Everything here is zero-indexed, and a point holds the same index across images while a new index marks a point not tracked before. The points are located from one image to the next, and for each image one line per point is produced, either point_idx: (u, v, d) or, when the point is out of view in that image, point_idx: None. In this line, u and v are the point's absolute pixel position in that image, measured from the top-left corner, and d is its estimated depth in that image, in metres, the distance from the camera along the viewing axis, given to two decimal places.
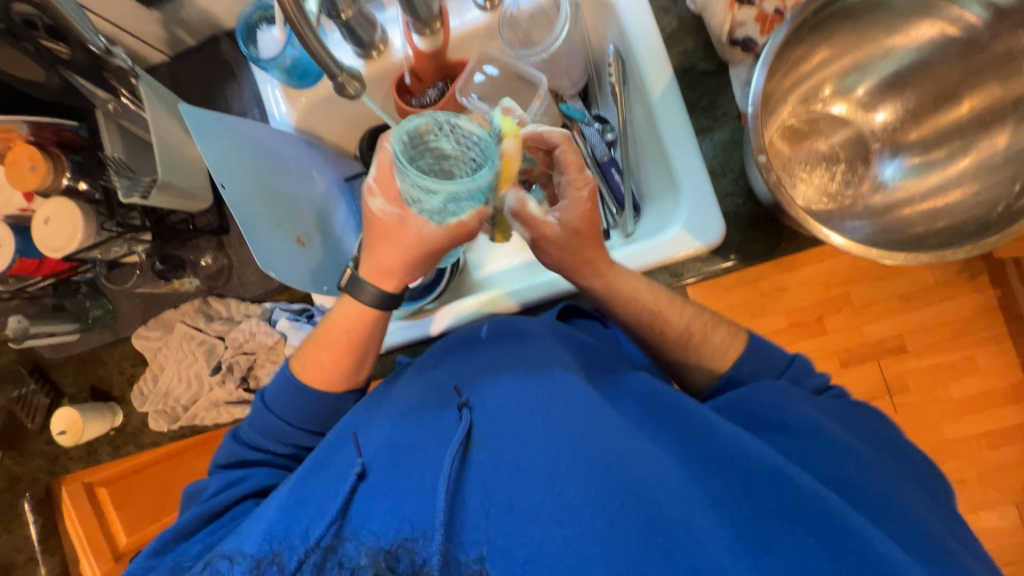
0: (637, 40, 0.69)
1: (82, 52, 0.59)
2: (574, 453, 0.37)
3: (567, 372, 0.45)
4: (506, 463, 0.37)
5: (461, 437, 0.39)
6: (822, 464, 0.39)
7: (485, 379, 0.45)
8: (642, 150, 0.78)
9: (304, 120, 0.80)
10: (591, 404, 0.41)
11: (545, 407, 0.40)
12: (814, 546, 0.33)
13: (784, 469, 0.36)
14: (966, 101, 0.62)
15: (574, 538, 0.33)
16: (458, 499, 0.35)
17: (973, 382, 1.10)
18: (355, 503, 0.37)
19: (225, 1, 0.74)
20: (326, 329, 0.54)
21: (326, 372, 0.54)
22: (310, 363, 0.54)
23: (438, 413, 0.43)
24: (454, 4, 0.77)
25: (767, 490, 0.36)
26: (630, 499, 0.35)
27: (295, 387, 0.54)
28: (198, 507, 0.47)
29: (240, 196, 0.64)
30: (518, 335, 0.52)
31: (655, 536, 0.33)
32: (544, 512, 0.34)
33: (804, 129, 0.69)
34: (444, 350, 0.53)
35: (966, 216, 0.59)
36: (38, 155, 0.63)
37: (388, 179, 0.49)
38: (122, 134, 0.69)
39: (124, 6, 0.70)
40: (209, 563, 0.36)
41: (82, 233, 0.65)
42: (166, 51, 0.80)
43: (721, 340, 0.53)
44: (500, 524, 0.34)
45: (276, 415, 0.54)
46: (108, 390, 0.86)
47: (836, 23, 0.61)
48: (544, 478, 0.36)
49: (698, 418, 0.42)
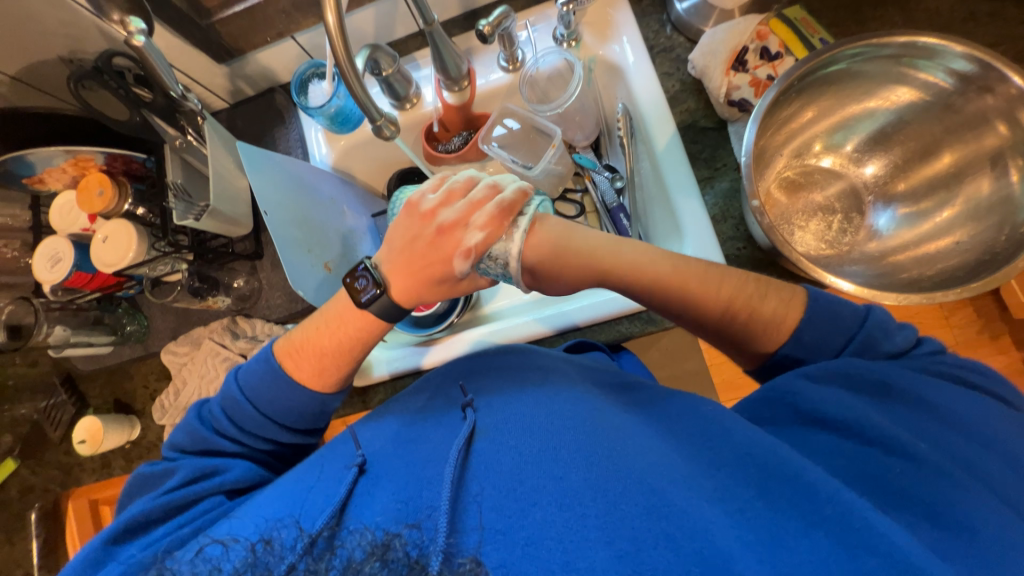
0: (642, 100, 0.77)
1: (160, 95, 0.70)
2: (576, 445, 0.39)
3: (569, 383, 0.48)
4: (507, 450, 0.39)
5: (465, 433, 0.42)
6: (858, 459, 0.39)
7: (490, 386, 0.49)
8: (648, 197, 0.84)
9: (341, 160, 0.89)
10: (591, 405, 0.44)
11: (546, 407, 0.43)
12: (828, 544, 0.32)
13: (799, 470, 0.37)
14: (945, 156, 0.66)
15: (574, 520, 0.34)
16: (462, 487, 0.37)
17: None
18: (359, 491, 0.40)
19: (284, 59, 0.86)
20: (330, 331, 0.55)
21: (319, 370, 0.55)
22: (304, 358, 0.55)
23: (448, 416, 0.47)
24: (480, 66, 0.86)
25: (781, 490, 0.36)
26: (631, 487, 0.36)
27: (285, 381, 0.54)
28: (160, 497, 0.47)
29: (279, 221, 0.70)
30: (515, 352, 0.55)
31: (658, 520, 0.33)
32: (546, 497, 0.35)
33: (800, 181, 0.74)
34: (454, 366, 0.56)
35: (958, 261, 0.61)
36: (108, 182, 0.73)
37: (482, 245, 0.52)
38: (183, 167, 0.77)
39: (201, 63, 0.81)
40: (204, 546, 0.37)
41: (134, 250, 0.71)
42: (227, 99, 0.91)
43: (765, 306, 0.50)
44: (499, 506, 0.35)
45: (253, 406, 0.54)
46: (130, 403, 0.90)
47: (820, 87, 0.67)
48: (546, 464, 0.38)
49: (715, 424, 0.43)
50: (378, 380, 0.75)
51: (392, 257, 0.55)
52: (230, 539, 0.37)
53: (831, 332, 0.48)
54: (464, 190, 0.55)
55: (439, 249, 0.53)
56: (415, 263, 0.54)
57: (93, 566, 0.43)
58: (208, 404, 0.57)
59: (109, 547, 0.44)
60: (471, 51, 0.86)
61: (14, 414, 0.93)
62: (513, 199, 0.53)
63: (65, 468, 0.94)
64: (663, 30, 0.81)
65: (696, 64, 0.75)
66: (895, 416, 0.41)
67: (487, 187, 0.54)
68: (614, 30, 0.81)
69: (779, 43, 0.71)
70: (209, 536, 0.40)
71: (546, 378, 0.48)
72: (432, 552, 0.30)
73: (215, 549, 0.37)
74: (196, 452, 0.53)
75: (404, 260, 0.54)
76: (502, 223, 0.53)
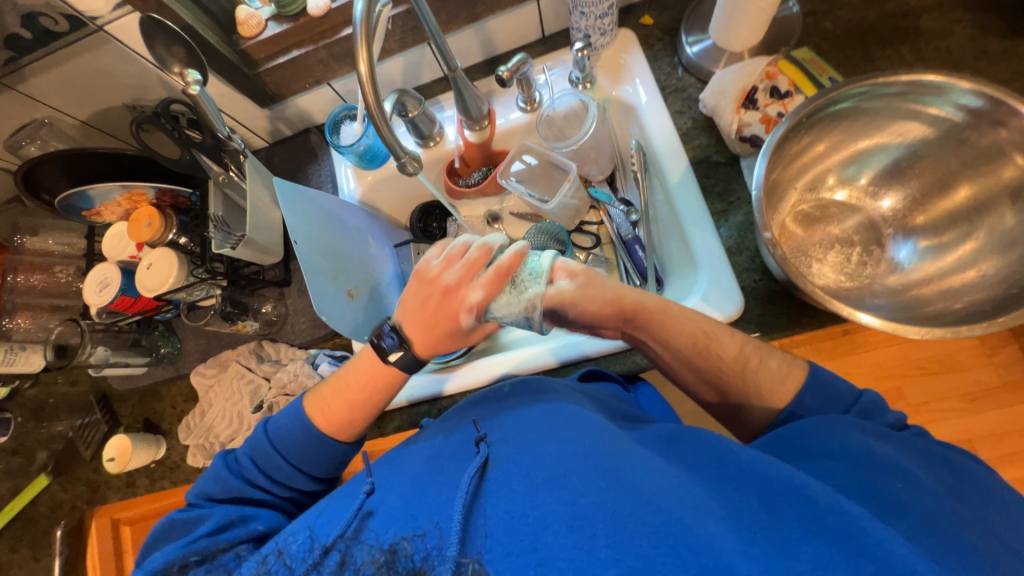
0: (654, 137, 0.80)
1: (209, 136, 0.76)
2: (585, 468, 0.38)
3: (578, 411, 0.47)
4: (519, 476, 0.39)
5: (477, 464, 0.42)
6: (867, 482, 0.37)
7: (502, 418, 0.49)
8: (663, 229, 0.85)
9: (368, 194, 0.94)
10: (600, 428, 0.44)
11: (554, 431, 0.43)
12: (834, 557, 0.31)
13: (802, 486, 0.35)
14: (962, 189, 0.66)
15: (584, 541, 0.33)
16: (473, 512, 0.38)
17: (1015, 470, 1.15)
18: (374, 520, 0.40)
19: (319, 103, 0.94)
20: (356, 385, 0.57)
21: (346, 425, 0.58)
22: (331, 415, 0.57)
23: (460, 448, 0.47)
24: (500, 106, 0.91)
25: (786, 504, 0.35)
26: (639, 508, 0.35)
27: (312, 434, 0.57)
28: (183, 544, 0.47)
29: (308, 251, 0.75)
30: (536, 387, 0.55)
31: (666, 539, 0.33)
32: (556, 519, 0.35)
33: (815, 214, 0.74)
34: (467, 403, 0.57)
35: (984, 295, 0.60)
36: (156, 215, 0.79)
37: (492, 281, 0.53)
38: (224, 201, 0.83)
39: (245, 107, 0.89)
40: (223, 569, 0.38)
41: (174, 276, 0.77)
42: (267, 139, 0.99)
43: (772, 361, 0.52)
44: (511, 529, 0.35)
45: (283, 455, 0.56)
46: (158, 422, 0.94)
47: (830, 122, 0.68)
48: (554, 488, 0.37)
49: (717, 443, 0.42)
50: (394, 407, 0.77)
51: (408, 314, 0.56)
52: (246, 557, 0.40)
53: (829, 400, 0.49)
54: (463, 252, 0.56)
55: (447, 301, 0.55)
56: (432, 326, 0.56)
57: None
58: (236, 457, 0.59)
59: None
60: (492, 94, 0.92)
61: (52, 431, 0.98)
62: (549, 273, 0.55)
63: (93, 485, 0.96)
64: (675, 71, 0.85)
65: (708, 103, 0.77)
66: (908, 457, 0.39)
67: (482, 250, 0.55)
68: (627, 73, 0.86)
69: (788, 81, 0.73)
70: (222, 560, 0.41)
71: (554, 405, 0.49)
72: (437, 564, 0.31)
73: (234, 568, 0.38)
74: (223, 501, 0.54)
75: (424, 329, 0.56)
76: (502, 284, 0.53)
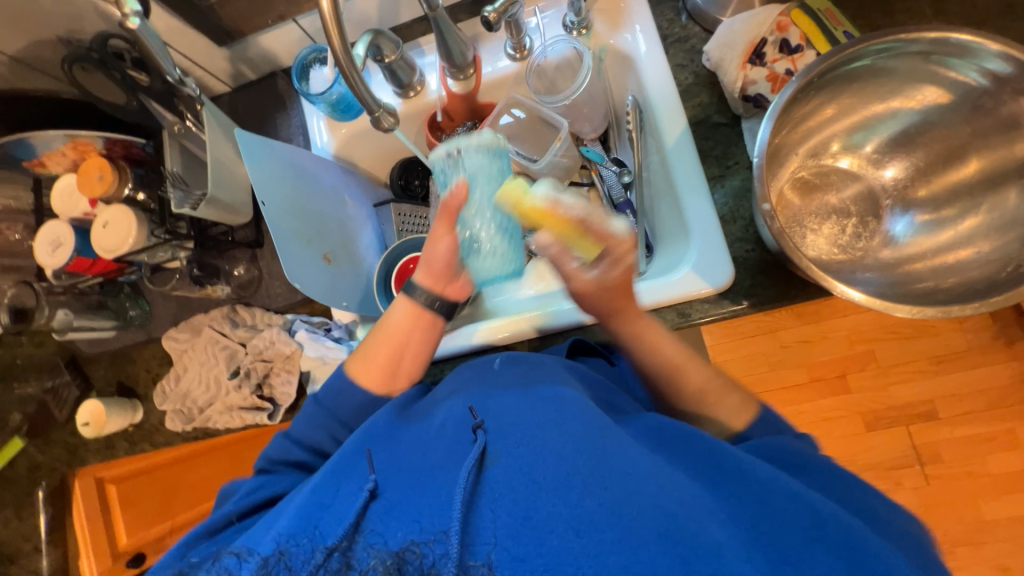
0: (653, 94, 0.75)
1: (158, 80, 0.69)
2: (589, 469, 0.39)
3: (575, 397, 0.47)
4: (521, 474, 0.40)
5: (475, 456, 0.42)
6: (851, 494, 0.43)
7: (498, 404, 0.48)
8: (656, 193, 0.82)
9: (343, 148, 0.87)
10: (602, 421, 0.44)
11: (556, 425, 0.43)
12: (831, 561, 0.34)
13: (801, 493, 0.38)
14: (970, 161, 0.63)
15: (592, 547, 0.35)
16: (472, 510, 0.38)
17: (967, 428, 1.19)
18: (372, 517, 0.41)
19: (286, 42, 0.84)
20: (386, 330, 0.61)
21: (391, 377, 0.60)
22: (365, 361, 0.60)
23: (456, 435, 0.46)
24: (487, 53, 0.83)
25: (787, 508, 0.37)
26: (644, 513, 0.37)
27: (349, 382, 0.59)
28: (232, 505, 0.52)
29: (277, 212, 0.69)
30: (531, 365, 0.55)
31: (671, 544, 0.35)
32: (561, 523, 0.36)
33: (815, 182, 0.71)
34: (458, 381, 0.56)
35: (976, 274, 0.59)
36: (107, 167, 0.72)
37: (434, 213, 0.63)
38: (182, 153, 0.75)
39: (201, 45, 0.80)
40: (221, 557, 0.38)
41: (134, 236, 0.71)
42: (229, 83, 0.89)
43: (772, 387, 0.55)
44: (515, 534, 0.36)
45: (326, 408, 0.59)
46: (132, 386, 0.91)
47: (841, 84, 0.63)
48: (559, 490, 0.38)
49: (713, 442, 0.44)
50: None
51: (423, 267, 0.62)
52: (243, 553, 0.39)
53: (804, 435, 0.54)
54: None
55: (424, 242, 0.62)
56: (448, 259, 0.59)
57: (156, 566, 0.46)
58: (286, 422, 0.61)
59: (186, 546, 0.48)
60: (478, 38, 0.83)
61: (22, 393, 0.94)
62: (628, 251, 0.56)
63: (71, 448, 0.94)
64: (679, 18, 0.78)
65: (712, 56, 0.71)
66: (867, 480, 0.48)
67: None
68: (627, 17, 0.78)
69: (800, 34, 0.67)
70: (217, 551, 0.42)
71: (552, 389, 0.49)
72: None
73: (230, 562, 0.37)
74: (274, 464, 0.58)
75: (436, 266, 0.59)
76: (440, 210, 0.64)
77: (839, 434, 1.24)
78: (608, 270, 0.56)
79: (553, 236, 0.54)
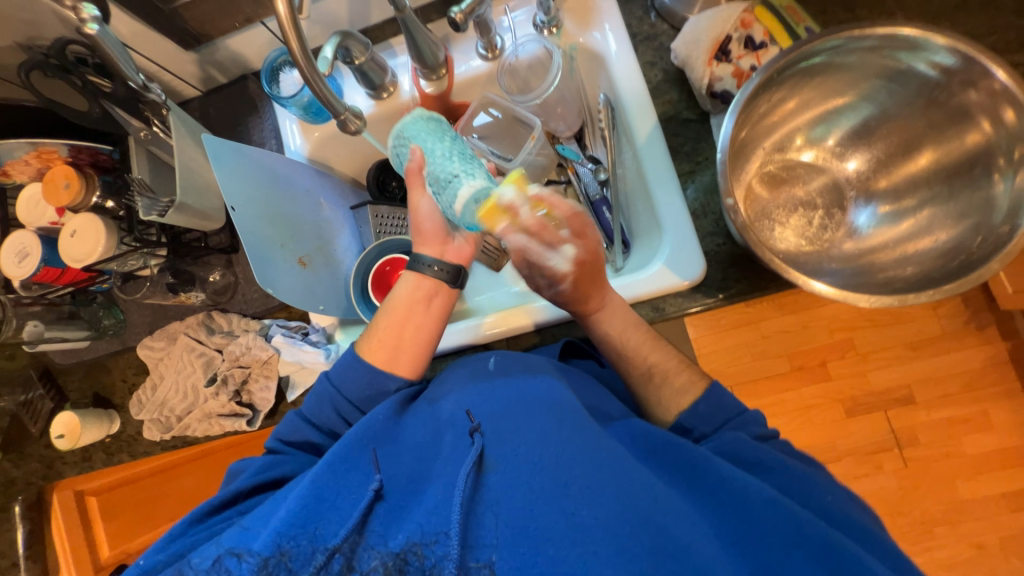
0: (625, 92, 0.75)
1: (120, 85, 0.67)
2: (585, 481, 0.42)
3: (571, 405, 0.50)
4: (520, 484, 0.43)
5: (474, 460, 0.45)
6: (820, 499, 0.47)
7: (496, 412, 0.50)
8: (631, 190, 0.83)
9: (317, 151, 0.87)
10: (599, 433, 0.47)
11: (555, 437, 0.46)
12: (807, 565, 0.39)
13: (783, 504, 0.42)
14: (926, 153, 0.65)
15: (586, 555, 0.38)
16: (471, 516, 0.41)
17: (941, 410, 1.23)
18: (372, 520, 0.43)
19: (256, 45, 0.83)
20: (394, 308, 0.64)
21: (395, 355, 0.62)
22: (373, 342, 0.62)
23: (454, 442, 0.49)
24: (458, 53, 0.83)
25: (768, 517, 0.42)
26: (638, 527, 0.40)
27: (356, 363, 0.61)
28: (246, 479, 0.54)
29: (249, 217, 0.69)
30: (525, 370, 0.56)
31: (663, 559, 0.39)
32: (558, 532, 0.39)
33: (782, 175, 0.73)
34: (455, 380, 0.58)
35: (935, 262, 0.60)
36: (74, 174, 0.71)
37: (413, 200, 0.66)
38: (150, 160, 0.75)
39: (168, 49, 0.79)
40: (220, 560, 0.41)
41: (103, 246, 0.71)
42: (199, 87, 0.88)
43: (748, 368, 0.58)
44: (512, 543, 0.39)
45: (335, 389, 0.60)
46: (109, 396, 0.89)
47: (801, 79, 0.65)
48: (556, 499, 0.41)
49: (700, 453, 0.48)
50: None
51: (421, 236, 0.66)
52: (244, 550, 0.41)
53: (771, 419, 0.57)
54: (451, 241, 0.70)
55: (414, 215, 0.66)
56: (435, 217, 0.65)
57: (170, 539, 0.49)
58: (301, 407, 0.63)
59: (200, 519, 0.51)
60: (449, 38, 0.83)
61: None
62: (561, 282, 0.63)
63: (47, 461, 0.92)
64: (648, 16, 0.78)
65: (679, 54, 0.72)
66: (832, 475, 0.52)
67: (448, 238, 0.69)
68: (596, 16, 0.78)
69: (764, 31, 0.68)
70: (218, 542, 0.43)
71: (549, 396, 0.51)
72: None
73: (231, 563, 0.40)
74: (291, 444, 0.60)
75: (427, 230, 0.66)
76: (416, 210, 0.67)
77: (820, 421, 1.26)
78: (550, 293, 0.65)
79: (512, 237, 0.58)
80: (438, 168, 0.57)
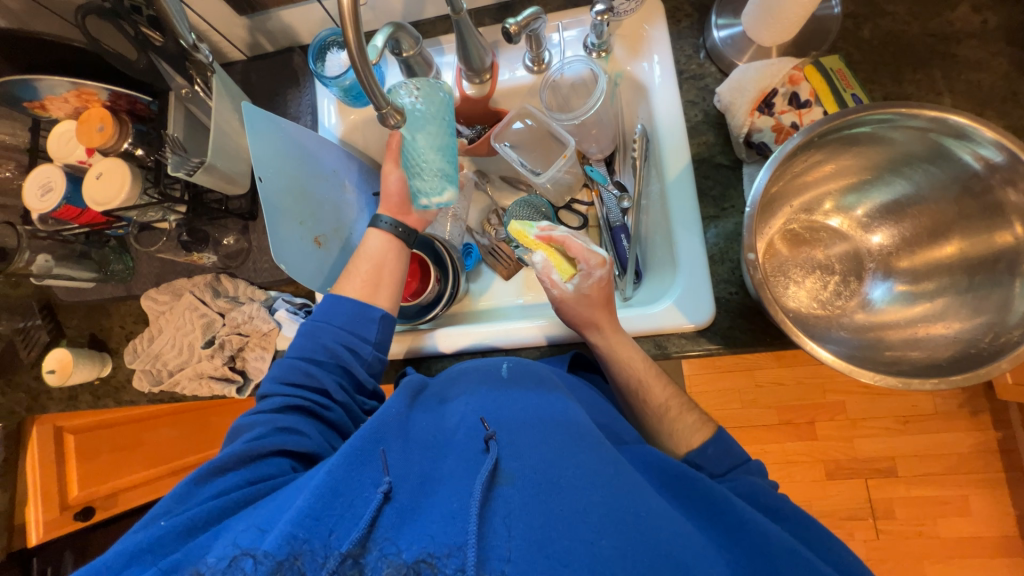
0: (662, 126, 0.76)
1: (171, 42, 0.68)
2: (604, 509, 0.42)
3: (583, 428, 0.50)
4: (538, 503, 0.42)
5: (489, 469, 0.44)
6: (839, 553, 0.47)
7: (511, 423, 0.50)
8: (652, 222, 0.83)
9: (350, 133, 0.88)
10: (616, 459, 0.48)
11: (572, 459, 0.46)
12: None
13: (800, 550, 0.44)
14: (953, 241, 0.64)
15: None
16: (486, 527, 0.40)
17: (923, 488, 1.22)
18: (383, 521, 0.41)
19: (308, 21, 0.84)
20: (365, 256, 0.70)
21: (374, 290, 0.68)
22: (347, 282, 0.68)
23: (468, 449, 0.48)
24: (505, 60, 0.84)
25: (787, 563, 0.43)
26: (657, 560, 0.40)
27: (332, 298, 0.66)
28: (238, 447, 0.54)
29: (273, 189, 0.69)
30: (537, 381, 0.57)
31: None
32: (579, 558, 0.38)
33: (804, 236, 0.74)
34: (467, 380, 0.60)
35: (945, 349, 0.60)
36: (109, 119, 0.71)
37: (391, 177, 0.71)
38: (186, 116, 0.76)
39: (222, 12, 0.80)
40: (234, 559, 0.38)
41: (126, 192, 0.71)
42: (245, 52, 0.89)
43: None
44: (531, 560, 0.38)
45: (325, 323, 0.64)
46: (105, 340, 0.90)
47: (842, 145, 0.65)
48: (576, 526, 0.41)
49: (714, 490, 0.49)
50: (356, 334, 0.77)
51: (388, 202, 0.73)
52: (257, 549, 0.39)
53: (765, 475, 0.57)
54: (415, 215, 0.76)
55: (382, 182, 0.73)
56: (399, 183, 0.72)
57: (177, 502, 0.49)
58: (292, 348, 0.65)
59: (197, 484, 0.50)
60: (498, 44, 0.84)
61: None
62: (598, 267, 0.65)
63: (33, 393, 0.91)
64: (697, 55, 0.79)
65: (723, 98, 0.72)
66: None
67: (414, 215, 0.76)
68: (647, 46, 0.79)
69: (811, 90, 0.68)
70: (234, 542, 0.41)
71: (563, 415, 0.52)
72: None
73: (246, 564, 0.37)
74: (294, 386, 0.60)
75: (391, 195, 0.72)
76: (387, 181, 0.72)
77: (799, 478, 1.25)
78: (584, 282, 0.65)
79: (546, 257, 0.68)
80: (415, 159, 0.68)
